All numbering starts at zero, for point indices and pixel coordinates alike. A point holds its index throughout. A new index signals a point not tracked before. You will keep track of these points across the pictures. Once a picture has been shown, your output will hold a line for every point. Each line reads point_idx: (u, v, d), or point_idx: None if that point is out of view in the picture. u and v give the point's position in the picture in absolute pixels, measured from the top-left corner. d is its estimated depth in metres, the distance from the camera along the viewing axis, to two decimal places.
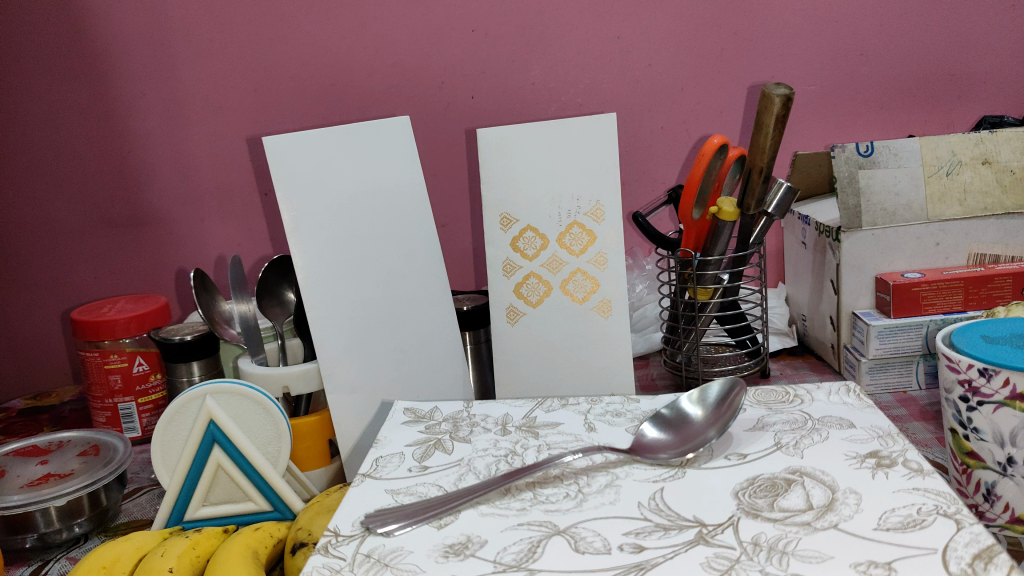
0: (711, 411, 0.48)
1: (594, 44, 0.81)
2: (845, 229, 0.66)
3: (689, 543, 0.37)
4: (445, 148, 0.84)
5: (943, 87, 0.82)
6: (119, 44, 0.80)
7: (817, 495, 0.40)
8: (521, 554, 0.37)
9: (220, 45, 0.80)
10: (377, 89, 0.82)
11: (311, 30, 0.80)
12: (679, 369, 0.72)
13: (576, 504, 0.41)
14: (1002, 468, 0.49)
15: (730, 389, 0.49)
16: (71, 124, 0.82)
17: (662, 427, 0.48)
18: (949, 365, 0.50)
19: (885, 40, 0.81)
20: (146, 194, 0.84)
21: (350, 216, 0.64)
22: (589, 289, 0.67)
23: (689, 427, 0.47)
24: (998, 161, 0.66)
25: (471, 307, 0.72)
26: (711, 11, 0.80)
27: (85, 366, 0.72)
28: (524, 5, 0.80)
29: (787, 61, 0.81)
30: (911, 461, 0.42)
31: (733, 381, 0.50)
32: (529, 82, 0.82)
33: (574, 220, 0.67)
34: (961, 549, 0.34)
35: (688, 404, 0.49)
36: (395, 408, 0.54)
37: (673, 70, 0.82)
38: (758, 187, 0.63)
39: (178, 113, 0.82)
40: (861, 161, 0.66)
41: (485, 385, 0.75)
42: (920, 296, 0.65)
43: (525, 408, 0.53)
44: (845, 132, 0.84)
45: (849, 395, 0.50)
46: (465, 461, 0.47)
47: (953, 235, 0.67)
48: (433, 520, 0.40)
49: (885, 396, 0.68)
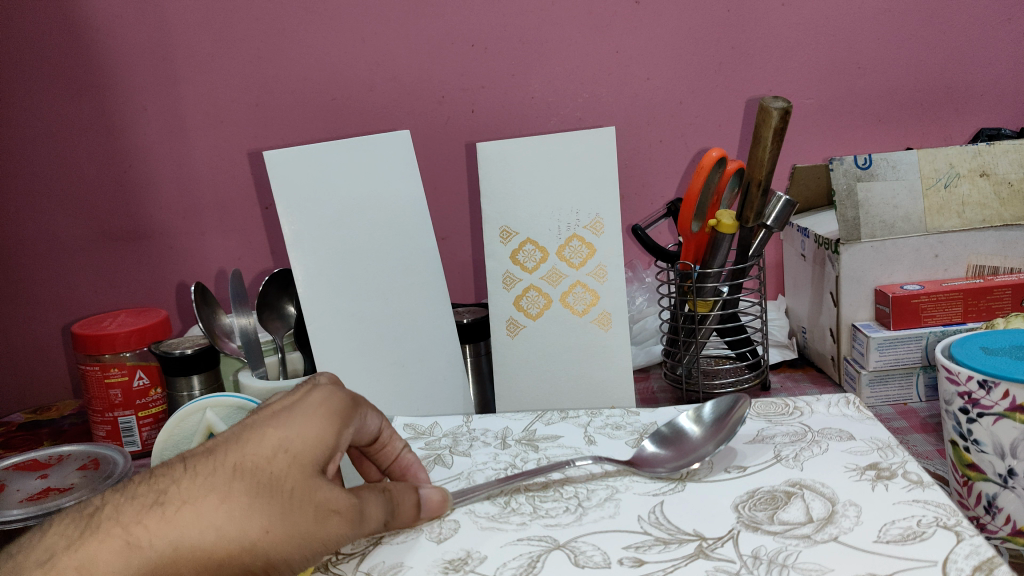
0: (711, 428, 0.48)
1: (592, 58, 0.82)
2: (844, 241, 0.66)
3: (690, 557, 0.36)
4: (445, 162, 0.85)
5: (941, 99, 0.83)
6: (122, 61, 0.81)
7: (817, 507, 0.40)
8: (520, 569, 0.37)
9: (221, 60, 0.81)
10: (378, 103, 0.83)
11: (312, 45, 0.81)
12: (679, 382, 0.72)
13: (576, 518, 0.41)
14: (1003, 481, 0.48)
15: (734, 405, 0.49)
16: (75, 140, 0.83)
17: (658, 440, 0.48)
18: (949, 377, 0.50)
19: (883, 53, 0.81)
20: (147, 207, 0.85)
21: (351, 229, 0.65)
22: (589, 302, 0.67)
23: (685, 441, 0.47)
24: (995, 173, 0.67)
25: (471, 320, 0.72)
26: (709, 25, 0.80)
27: (85, 380, 0.72)
28: (523, 20, 0.80)
29: (785, 75, 0.82)
30: (911, 473, 0.42)
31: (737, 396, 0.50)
32: (529, 96, 0.83)
33: (574, 233, 0.67)
34: (961, 562, 0.34)
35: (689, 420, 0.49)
36: (396, 423, 0.55)
37: (671, 83, 0.82)
38: (756, 199, 0.63)
39: (180, 127, 0.83)
40: (859, 173, 0.66)
41: (485, 398, 0.74)
42: (919, 308, 0.65)
43: (525, 421, 0.53)
44: (843, 145, 0.84)
45: (848, 407, 0.50)
46: (465, 475, 0.47)
47: (952, 247, 0.67)
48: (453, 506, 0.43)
49: (886, 409, 0.68)
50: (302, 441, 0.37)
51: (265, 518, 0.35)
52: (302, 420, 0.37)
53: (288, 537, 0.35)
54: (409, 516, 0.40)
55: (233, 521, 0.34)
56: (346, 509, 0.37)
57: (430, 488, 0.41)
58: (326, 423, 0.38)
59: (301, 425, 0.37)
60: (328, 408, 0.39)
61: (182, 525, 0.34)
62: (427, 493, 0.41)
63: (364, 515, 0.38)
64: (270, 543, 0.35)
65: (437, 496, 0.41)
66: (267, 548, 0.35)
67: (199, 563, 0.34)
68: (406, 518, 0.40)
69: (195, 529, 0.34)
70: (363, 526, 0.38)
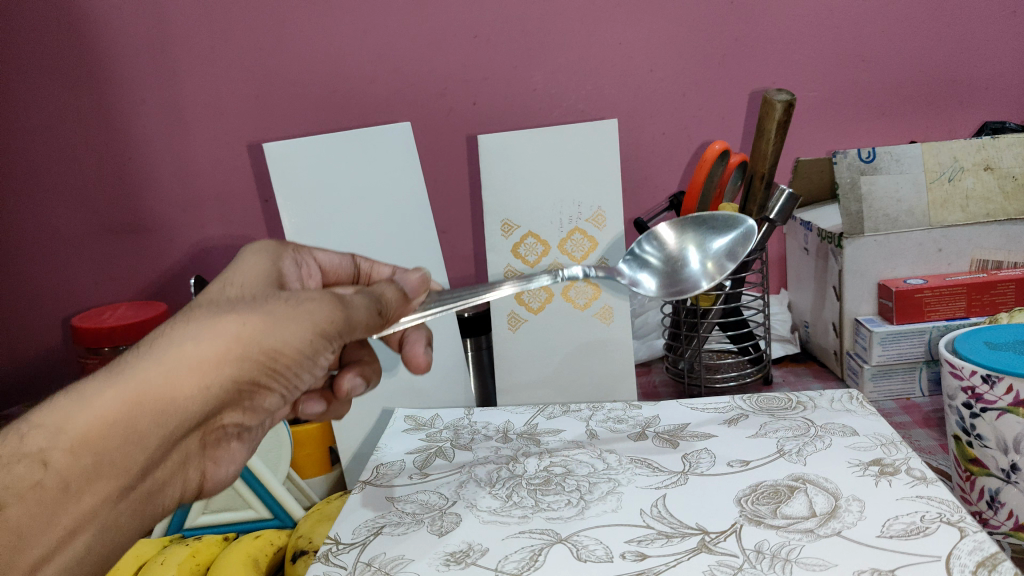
0: (716, 260, 0.53)
1: (595, 49, 0.81)
2: (848, 235, 0.66)
3: (692, 550, 0.36)
4: (446, 155, 0.85)
5: (945, 93, 0.82)
6: (122, 53, 0.80)
7: (820, 502, 0.39)
8: (523, 563, 0.37)
9: (221, 51, 0.80)
10: (378, 96, 0.82)
11: (312, 36, 0.80)
12: (681, 376, 0.71)
13: (578, 511, 0.41)
14: (1006, 475, 0.48)
15: (742, 230, 0.53)
16: (75, 132, 0.82)
17: (665, 288, 0.53)
18: (952, 372, 0.50)
19: (887, 46, 0.81)
20: (146, 200, 0.85)
21: (353, 223, 0.64)
22: (590, 296, 0.67)
23: (688, 279, 0.52)
24: (1000, 167, 0.66)
25: (471, 313, 0.70)
26: (712, 17, 0.80)
27: (85, 374, 0.72)
28: (525, 11, 0.80)
29: (788, 68, 0.81)
30: (915, 469, 0.41)
31: (738, 216, 0.54)
32: (530, 89, 0.82)
33: (576, 226, 0.67)
34: (965, 557, 0.34)
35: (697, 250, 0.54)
36: (396, 416, 0.55)
37: (674, 75, 0.82)
38: (760, 192, 0.62)
39: (179, 119, 0.82)
40: (862, 167, 0.66)
41: (486, 392, 0.72)
42: (923, 302, 0.64)
43: (526, 416, 0.54)
44: (846, 138, 0.84)
45: (852, 403, 0.50)
46: (467, 468, 0.47)
47: (956, 242, 0.66)
48: (461, 303, 0.43)
49: (888, 404, 0.68)
50: (247, 281, 0.39)
51: (241, 313, 0.34)
52: (243, 273, 0.40)
53: (274, 321, 0.35)
54: (394, 301, 0.41)
55: (208, 328, 0.33)
56: (320, 294, 0.37)
57: (410, 275, 0.43)
58: (264, 274, 0.42)
59: (245, 277, 0.40)
60: (263, 263, 0.42)
61: (161, 348, 0.32)
62: (410, 278, 0.43)
63: (343, 298, 0.38)
64: (257, 331, 0.34)
65: (417, 277, 0.43)
66: (259, 334, 0.34)
67: (191, 366, 0.32)
68: (393, 303, 0.41)
69: (174, 342, 0.32)
70: (349, 309, 0.38)
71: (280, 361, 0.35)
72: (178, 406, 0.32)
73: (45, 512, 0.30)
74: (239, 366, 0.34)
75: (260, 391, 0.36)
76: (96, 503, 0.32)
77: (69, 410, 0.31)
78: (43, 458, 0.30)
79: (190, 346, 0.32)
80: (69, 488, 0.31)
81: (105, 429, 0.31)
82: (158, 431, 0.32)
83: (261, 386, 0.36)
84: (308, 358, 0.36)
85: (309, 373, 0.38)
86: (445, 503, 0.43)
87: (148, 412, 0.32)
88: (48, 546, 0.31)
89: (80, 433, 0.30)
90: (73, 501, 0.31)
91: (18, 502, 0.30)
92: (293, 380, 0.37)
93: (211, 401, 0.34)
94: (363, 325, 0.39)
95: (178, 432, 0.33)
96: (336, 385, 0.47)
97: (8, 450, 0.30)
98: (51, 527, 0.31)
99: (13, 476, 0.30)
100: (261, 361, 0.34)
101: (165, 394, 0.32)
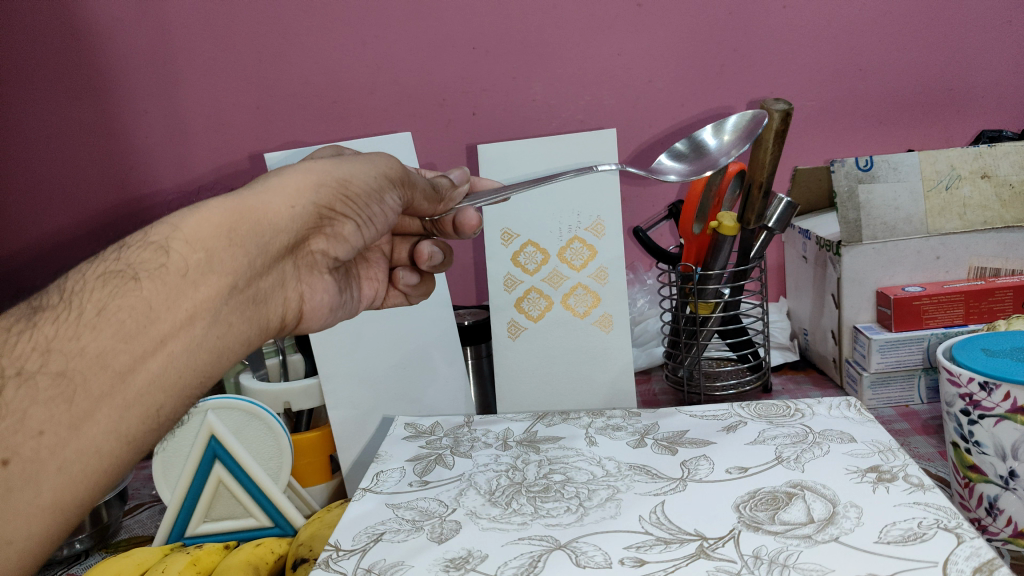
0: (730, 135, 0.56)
1: (594, 60, 0.82)
2: (845, 243, 0.67)
3: (691, 556, 0.36)
4: (445, 164, 0.85)
5: (941, 102, 0.83)
6: (126, 64, 0.81)
7: (818, 509, 0.39)
8: (521, 569, 0.37)
9: (224, 62, 0.81)
10: (379, 106, 0.83)
11: (314, 47, 0.81)
12: (680, 384, 0.72)
13: (578, 518, 0.41)
14: (1004, 482, 0.48)
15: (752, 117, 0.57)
16: (79, 141, 0.83)
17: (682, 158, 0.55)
18: (950, 379, 0.50)
19: (884, 55, 0.81)
20: (147, 208, 0.85)
21: None
22: (590, 303, 0.67)
23: (708, 154, 0.55)
24: (997, 175, 0.66)
25: (472, 322, 0.71)
26: (710, 27, 0.80)
27: None
28: (525, 22, 0.81)
29: (786, 77, 0.82)
30: (913, 476, 0.42)
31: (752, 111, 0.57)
32: (530, 99, 0.83)
33: (575, 235, 0.68)
34: (962, 563, 0.34)
35: (707, 128, 0.57)
36: (396, 422, 0.55)
37: (672, 85, 0.82)
38: (757, 203, 0.63)
39: (182, 129, 0.83)
40: (860, 175, 0.66)
41: (487, 399, 0.73)
42: (921, 309, 0.64)
43: (525, 423, 0.54)
44: (843, 146, 0.85)
45: (850, 409, 0.50)
46: (467, 476, 0.47)
47: (954, 249, 0.66)
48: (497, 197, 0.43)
49: (887, 410, 0.68)
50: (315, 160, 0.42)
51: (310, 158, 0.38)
52: None
53: (341, 160, 0.38)
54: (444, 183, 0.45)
55: (289, 168, 0.36)
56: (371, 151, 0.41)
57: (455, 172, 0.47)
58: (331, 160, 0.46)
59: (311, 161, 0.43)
60: None
61: (253, 181, 0.35)
62: (452, 174, 0.46)
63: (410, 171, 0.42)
64: (327, 167, 0.37)
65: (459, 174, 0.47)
66: (328, 167, 0.37)
67: (279, 189, 0.35)
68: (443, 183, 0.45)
69: (264, 178, 0.35)
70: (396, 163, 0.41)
71: (351, 190, 0.38)
72: (268, 224, 0.34)
73: (166, 293, 0.30)
74: (317, 197, 0.36)
75: (337, 220, 0.38)
76: (213, 297, 0.32)
77: (181, 214, 0.33)
78: (164, 245, 0.31)
79: (277, 178, 0.35)
80: (187, 276, 0.31)
81: (216, 229, 0.32)
82: (257, 241, 0.33)
83: (339, 215, 0.38)
84: (374, 192, 0.39)
85: (378, 211, 0.40)
86: (444, 510, 0.43)
87: (244, 221, 0.33)
88: (172, 325, 0.30)
89: (193, 231, 0.32)
90: (190, 290, 0.31)
91: (147, 279, 0.30)
92: (365, 210, 0.39)
93: (298, 221, 0.35)
94: (414, 184, 0.42)
95: (271, 247, 0.34)
96: (418, 252, 0.54)
97: (138, 241, 0.32)
98: (173, 308, 0.30)
99: (142, 257, 0.31)
100: (335, 189, 0.37)
101: (259, 208, 0.34)
